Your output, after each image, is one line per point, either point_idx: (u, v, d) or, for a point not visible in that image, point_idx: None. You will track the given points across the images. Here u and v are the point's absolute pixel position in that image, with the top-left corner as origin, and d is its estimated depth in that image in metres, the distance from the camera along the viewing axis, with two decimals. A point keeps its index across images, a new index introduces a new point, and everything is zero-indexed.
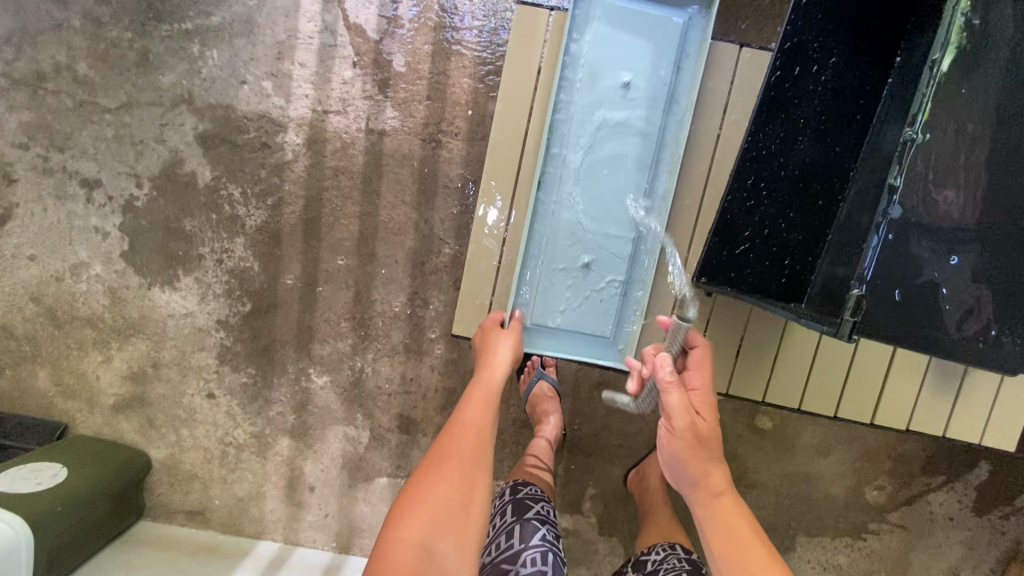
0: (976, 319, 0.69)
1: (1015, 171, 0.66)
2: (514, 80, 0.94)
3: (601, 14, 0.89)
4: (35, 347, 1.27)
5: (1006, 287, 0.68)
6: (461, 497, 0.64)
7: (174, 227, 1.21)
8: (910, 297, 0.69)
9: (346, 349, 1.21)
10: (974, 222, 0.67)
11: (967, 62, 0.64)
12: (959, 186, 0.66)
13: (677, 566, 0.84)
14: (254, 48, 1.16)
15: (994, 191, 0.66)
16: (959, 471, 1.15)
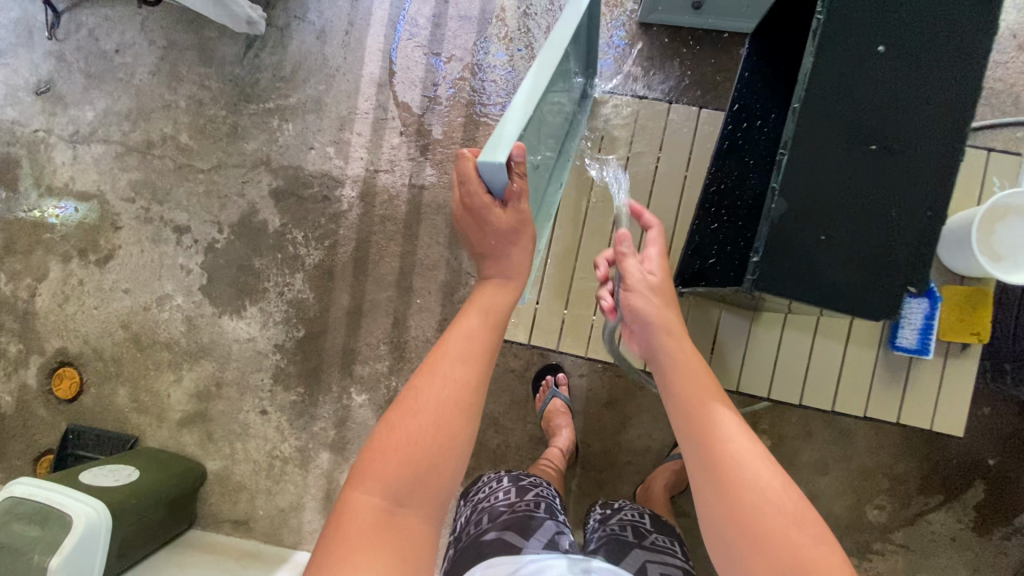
0: (883, 293, 0.64)
1: (896, 145, 0.64)
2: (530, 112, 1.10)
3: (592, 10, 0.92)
4: (119, 368, 1.47)
5: (893, 252, 0.63)
6: (446, 437, 0.65)
7: (246, 265, 1.44)
8: (806, 260, 0.63)
9: (383, 370, 1.38)
10: (859, 194, 0.64)
11: (831, 46, 0.64)
12: (840, 159, 0.64)
13: (640, 506, 0.96)
14: (321, 122, 1.44)
15: (874, 166, 0.64)
16: (956, 491, 1.20)
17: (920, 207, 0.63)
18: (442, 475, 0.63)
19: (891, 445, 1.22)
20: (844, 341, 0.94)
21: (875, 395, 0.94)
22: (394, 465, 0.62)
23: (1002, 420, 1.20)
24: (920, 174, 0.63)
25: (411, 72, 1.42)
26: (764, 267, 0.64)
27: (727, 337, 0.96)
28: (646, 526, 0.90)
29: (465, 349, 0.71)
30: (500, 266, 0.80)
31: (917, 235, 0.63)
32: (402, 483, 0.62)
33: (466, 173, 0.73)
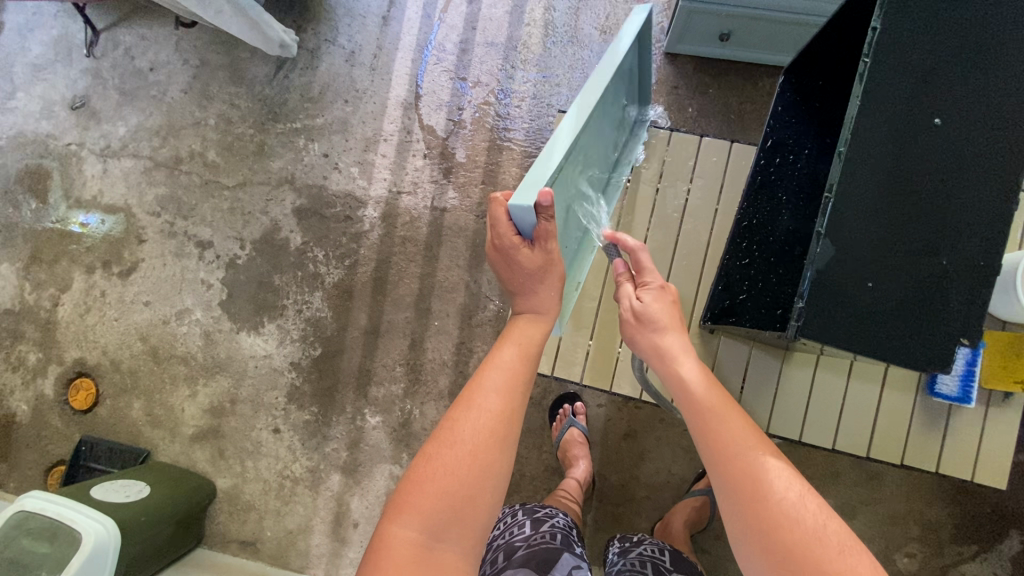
0: (930, 345, 0.62)
1: (947, 194, 0.63)
2: None
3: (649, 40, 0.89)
4: (135, 380, 1.48)
5: (942, 300, 0.62)
6: (479, 476, 0.62)
7: (266, 282, 1.44)
8: (849, 308, 0.63)
9: (398, 392, 1.36)
10: (906, 243, 0.63)
11: (878, 94, 0.64)
12: (887, 207, 0.63)
13: (658, 541, 0.94)
14: (347, 142, 1.45)
15: (923, 215, 0.63)
16: (992, 541, 1.15)
17: (969, 258, 0.62)
18: (478, 509, 0.61)
19: (922, 490, 1.17)
20: (877, 384, 0.92)
21: (912, 441, 0.91)
22: (429, 498, 0.60)
23: None
24: (972, 221, 0.62)
25: (437, 96, 1.43)
26: (809, 311, 0.63)
27: (757, 375, 0.94)
28: (665, 564, 0.87)
29: (502, 379, 0.70)
30: (533, 302, 0.80)
31: (966, 287, 0.62)
32: (438, 517, 0.60)
33: (497, 217, 0.74)
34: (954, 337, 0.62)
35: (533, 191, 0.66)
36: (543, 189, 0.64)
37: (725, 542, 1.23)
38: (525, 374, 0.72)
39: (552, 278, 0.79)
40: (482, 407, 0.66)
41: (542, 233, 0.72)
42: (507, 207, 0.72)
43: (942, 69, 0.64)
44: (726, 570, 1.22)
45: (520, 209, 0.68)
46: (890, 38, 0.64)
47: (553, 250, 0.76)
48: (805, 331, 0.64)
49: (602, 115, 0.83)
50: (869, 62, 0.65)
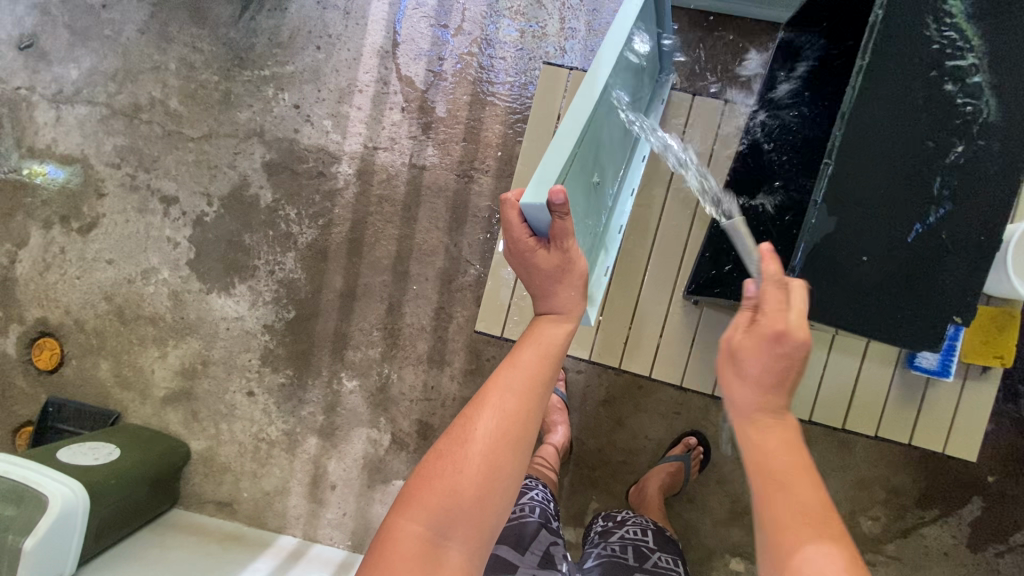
0: (924, 322, 0.61)
1: (953, 162, 0.60)
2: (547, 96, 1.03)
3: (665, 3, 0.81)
4: (101, 341, 1.43)
5: (937, 276, 0.60)
6: (489, 479, 0.61)
7: (235, 241, 1.38)
8: (844, 284, 0.61)
9: (375, 356, 1.33)
10: (907, 213, 0.60)
11: (889, 52, 0.60)
12: (891, 175, 0.60)
13: (643, 521, 0.96)
14: (320, 93, 1.36)
15: (924, 188, 0.60)
16: (953, 506, 1.19)
17: (972, 231, 0.60)
18: (485, 511, 0.60)
19: (891, 457, 1.20)
20: (859, 357, 0.91)
21: (887, 414, 0.91)
22: (435, 497, 0.59)
23: (1005, 436, 1.17)
24: (976, 194, 0.60)
25: (416, 44, 1.34)
26: (800, 286, 0.61)
27: None
28: (649, 546, 0.89)
29: (521, 385, 0.66)
30: (550, 304, 0.73)
31: (965, 260, 0.60)
32: (444, 513, 0.59)
33: (510, 219, 0.67)
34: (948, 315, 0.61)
35: (544, 189, 0.59)
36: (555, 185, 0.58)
37: (699, 506, 1.25)
38: (545, 375, 0.67)
39: (571, 276, 0.71)
40: (495, 412, 0.63)
41: (558, 232, 0.66)
42: (519, 210, 0.66)
43: (947, 31, 0.60)
44: (698, 533, 1.25)
45: (531, 205, 0.61)
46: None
47: (570, 248, 0.69)
48: None
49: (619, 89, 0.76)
50: (881, 13, 0.60)
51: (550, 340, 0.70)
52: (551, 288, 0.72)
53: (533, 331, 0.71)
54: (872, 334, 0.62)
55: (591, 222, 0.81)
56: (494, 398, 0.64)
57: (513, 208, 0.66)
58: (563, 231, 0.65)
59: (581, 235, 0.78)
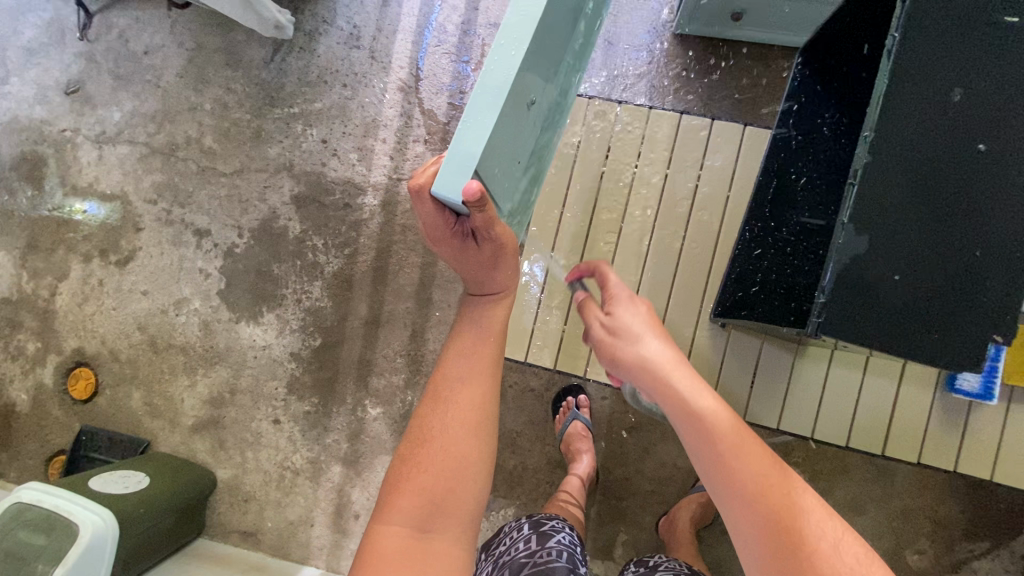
0: (962, 341, 0.60)
1: (985, 176, 0.59)
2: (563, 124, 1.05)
3: None
4: (134, 370, 1.46)
5: (975, 292, 0.59)
6: (453, 467, 0.64)
7: (264, 271, 1.42)
8: (875, 302, 0.61)
9: (399, 383, 1.34)
10: (938, 230, 0.60)
11: (910, 74, 0.61)
12: (918, 193, 0.60)
13: (675, 566, 0.94)
14: (346, 128, 1.42)
15: (954, 203, 0.60)
16: (1003, 538, 1.13)
17: (1009, 244, 0.58)
18: (458, 499, 0.64)
19: (935, 486, 1.14)
20: (896, 381, 0.89)
21: (928, 441, 0.88)
22: (409, 499, 0.63)
23: None
24: (1012, 209, 0.58)
25: (438, 79, 1.39)
26: (830, 306, 0.61)
27: (768, 370, 0.92)
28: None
29: (469, 372, 0.69)
30: (485, 287, 0.74)
31: (1002, 277, 0.59)
32: (421, 510, 0.63)
33: (423, 205, 0.62)
34: (988, 332, 0.60)
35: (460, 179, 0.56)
36: (469, 180, 0.55)
37: (731, 538, 1.21)
38: (483, 356, 0.71)
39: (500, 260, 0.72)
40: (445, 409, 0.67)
41: (479, 219, 0.63)
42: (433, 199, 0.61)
43: (973, 47, 0.60)
44: (731, 567, 1.20)
45: (449, 197, 0.57)
46: (919, 17, 0.61)
47: (499, 237, 0.68)
48: (828, 329, 0.62)
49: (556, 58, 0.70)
50: (897, 37, 0.61)
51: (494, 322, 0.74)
52: (481, 278, 0.73)
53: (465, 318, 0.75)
54: (910, 353, 0.60)
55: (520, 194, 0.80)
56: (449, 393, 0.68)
57: (426, 196, 0.61)
58: (484, 219, 0.63)
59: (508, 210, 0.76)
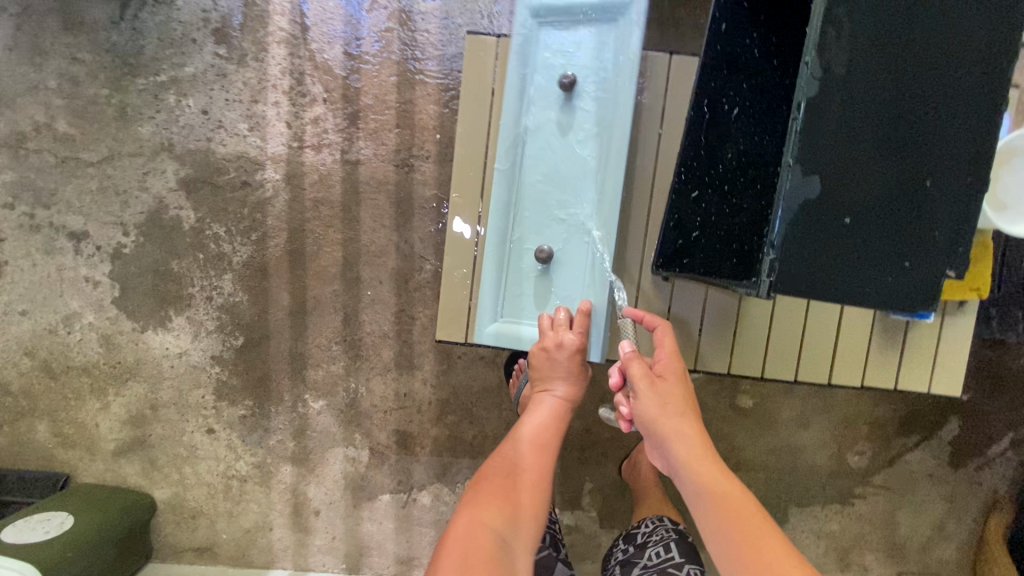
0: (913, 279, 0.68)
1: (925, 122, 0.66)
2: (475, 70, 0.84)
3: (552, 45, 0.81)
4: (31, 401, 1.29)
5: (928, 229, 0.67)
6: (523, 494, 0.78)
7: (163, 270, 1.25)
8: (829, 248, 0.68)
9: (338, 371, 1.25)
10: (885, 177, 0.67)
11: (864, 19, 0.65)
12: (871, 136, 0.66)
13: (665, 537, 1.00)
14: (228, 94, 1.22)
15: (904, 147, 0.66)
16: (931, 430, 1.22)
17: (957, 180, 0.66)
18: (523, 511, 0.77)
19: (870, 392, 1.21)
20: (838, 306, 0.88)
21: (871, 362, 0.89)
22: (488, 511, 0.75)
23: (974, 355, 1.20)
24: (949, 146, 0.66)
25: (329, 26, 1.21)
26: (782, 256, 0.68)
27: (714, 315, 0.88)
28: (674, 564, 0.94)
29: (529, 433, 0.82)
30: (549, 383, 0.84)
31: (947, 213, 0.67)
32: (503, 516, 0.75)
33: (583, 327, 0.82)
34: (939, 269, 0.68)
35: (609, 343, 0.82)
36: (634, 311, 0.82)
37: None
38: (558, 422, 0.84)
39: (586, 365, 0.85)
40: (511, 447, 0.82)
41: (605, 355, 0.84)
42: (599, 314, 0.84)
43: None
44: None
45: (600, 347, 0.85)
46: None
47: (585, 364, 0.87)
48: (778, 284, 0.69)
49: (563, 165, 0.83)
50: None
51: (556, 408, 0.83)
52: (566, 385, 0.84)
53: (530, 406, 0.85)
54: (871, 295, 0.68)
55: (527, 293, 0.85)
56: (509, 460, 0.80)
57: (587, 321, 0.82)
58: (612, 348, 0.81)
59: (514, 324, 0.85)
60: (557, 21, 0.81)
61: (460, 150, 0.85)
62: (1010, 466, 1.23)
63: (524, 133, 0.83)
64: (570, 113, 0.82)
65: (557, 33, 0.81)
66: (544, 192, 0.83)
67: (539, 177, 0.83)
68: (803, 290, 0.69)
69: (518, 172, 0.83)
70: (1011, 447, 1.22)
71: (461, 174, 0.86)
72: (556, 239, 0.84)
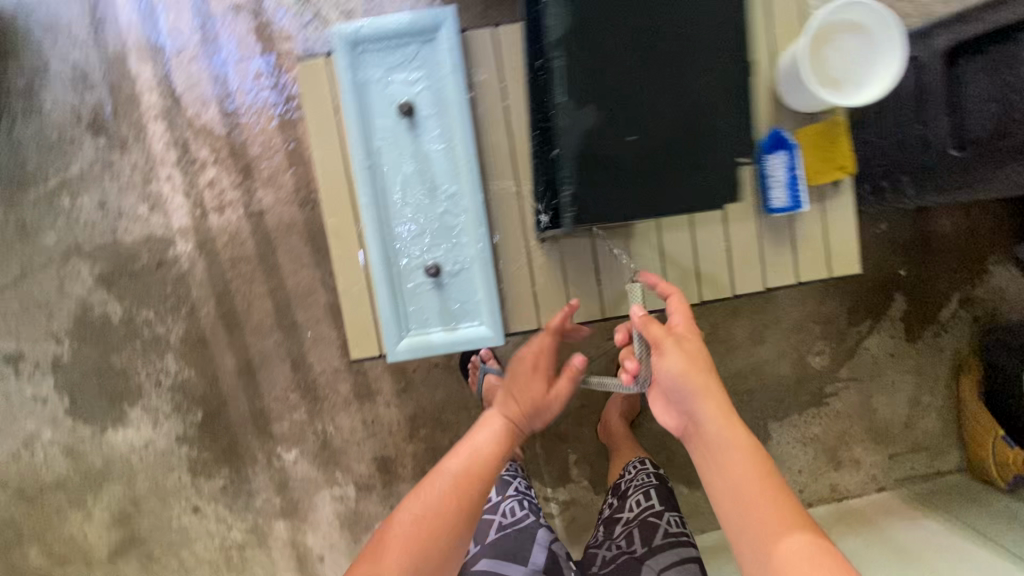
0: (713, 178, 0.66)
1: (682, 23, 0.63)
2: (313, 88, 0.77)
3: (373, 55, 0.75)
4: (16, 530, 1.29)
5: (710, 128, 0.65)
6: (472, 482, 0.73)
7: (106, 368, 1.25)
8: (617, 173, 0.65)
9: (302, 417, 1.25)
10: (658, 81, 0.64)
11: None
12: (631, 50, 0.63)
13: (643, 484, 1.03)
14: (119, 181, 1.23)
15: (666, 53, 0.64)
16: (880, 311, 1.24)
17: (732, 78, 0.65)
18: (473, 500, 0.72)
19: (812, 292, 1.23)
20: (762, 216, 0.78)
21: (811, 267, 0.79)
22: (431, 486, 0.73)
23: (901, 228, 1.22)
24: (721, 42, 0.64)
25: (198, 90, 1.22)
26: (576, 192, 0.65)
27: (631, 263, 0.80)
28: (655, 513, 0.98)
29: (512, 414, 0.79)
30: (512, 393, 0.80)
31: (728, 114, 0.65)
32: (449, 497, 0.72)
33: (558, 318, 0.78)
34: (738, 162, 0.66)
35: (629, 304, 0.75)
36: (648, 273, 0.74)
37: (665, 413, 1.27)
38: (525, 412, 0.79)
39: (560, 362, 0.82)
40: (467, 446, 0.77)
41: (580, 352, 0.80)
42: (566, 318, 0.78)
43: None
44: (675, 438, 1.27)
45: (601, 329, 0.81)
46: None
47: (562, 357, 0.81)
48: (582, 218, 0.66)
49: (425, 172, 0.76)
50: None
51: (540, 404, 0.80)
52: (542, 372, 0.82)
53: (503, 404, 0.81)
54: (662, 210, 0.66)
55: (426, 310, 0.78)
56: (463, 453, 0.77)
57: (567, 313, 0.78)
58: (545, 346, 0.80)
59: (422, 344, 0.77)
60: (372, 36, 0.74)
61: (321, 174, 0.78)
62: (966, 324, 1.24)
63: (375, 150, 0.76)
64: (415, 119, 0.75)
65: (373, 42, 0.74)
66: (413, 203, 0.76)
67: (402, 191, 0.76)
68: (601, 220, 0.66)
69: (381, 191, 0.76)
70: (963, 306, 1.24)
71: (329, 198, 0.79)
72: (439, 249, 0.77)
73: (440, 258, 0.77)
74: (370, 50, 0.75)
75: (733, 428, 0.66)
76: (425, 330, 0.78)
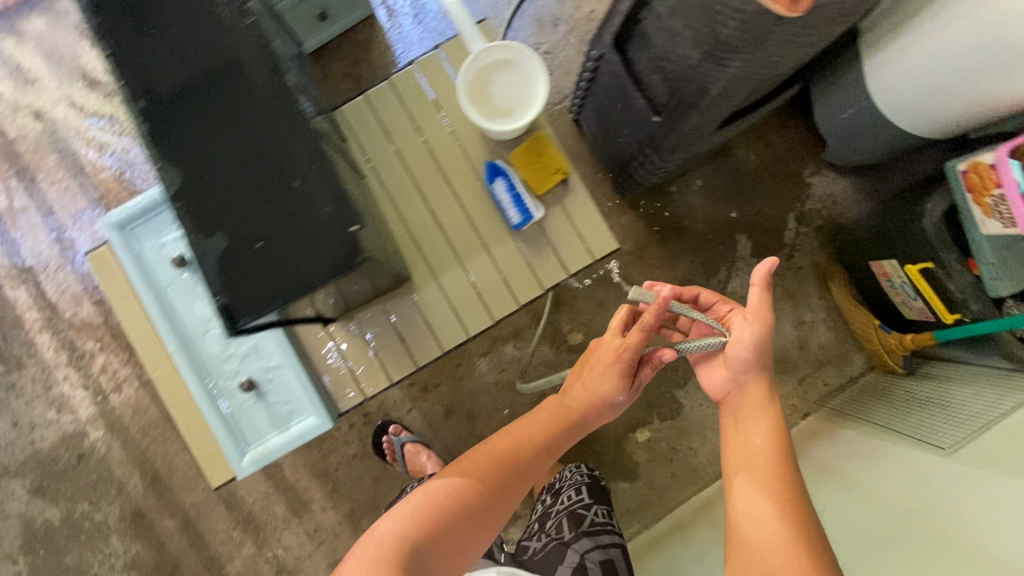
0: (324, 249, 0.55)
1: (242, 115, 0.56)
2: (104, 268, 0.87)
3: (144, 227, 0.86)
4: None
5: (304, 206, 0.56)
6: (530, 467, 0.77)
7: (61, 570, 1.31)
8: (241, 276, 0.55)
9: (251, 550, 1.30)
10: (250, 168, 0.56)
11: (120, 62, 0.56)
12: (204, 152, 0.56)
13: (575, 480, 1.13)
14: (24, 397, 1.33)
15: (237, 147, 0.56)
16: (731, 256, 1.30)
17: (303, 154, 0.56)
18: (519, 482, 0.75)
19: (662, 263, 1.30)
20: (515, 234, 0.87)
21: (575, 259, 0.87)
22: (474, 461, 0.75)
23: (714, 179, 1.31)
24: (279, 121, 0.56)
25: (70, 293, 1.35)
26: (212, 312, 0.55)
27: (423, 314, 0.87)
28: (583, 505, 1.08)
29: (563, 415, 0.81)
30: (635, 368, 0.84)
31: (320, 184, 0.56)
32: (494, 473, 0.74)
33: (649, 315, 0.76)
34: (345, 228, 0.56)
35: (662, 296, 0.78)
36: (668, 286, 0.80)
37: None
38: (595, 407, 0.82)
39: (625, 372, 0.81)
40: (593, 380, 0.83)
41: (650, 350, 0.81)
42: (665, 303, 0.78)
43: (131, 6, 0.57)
44: (597, 439, 1.31)
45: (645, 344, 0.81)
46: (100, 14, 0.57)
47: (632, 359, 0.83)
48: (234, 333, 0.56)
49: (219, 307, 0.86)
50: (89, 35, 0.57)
51: (594, 400, 0.81)
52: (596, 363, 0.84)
53: (569, 390, 0.84)
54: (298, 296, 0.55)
55: (259, 418, 0.86)
56: (511, 433, 0.79)
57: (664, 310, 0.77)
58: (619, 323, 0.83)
59: (262, 448, 0.85)
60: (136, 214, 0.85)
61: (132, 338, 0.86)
62: (813, 238, 1.30)
63: (170, 304, 0.86)
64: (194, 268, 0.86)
65: (138, 217, 0.85)
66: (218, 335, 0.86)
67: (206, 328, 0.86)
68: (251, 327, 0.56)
69: (187, 335, 0.86)
70: (801, 223, 1.30)
71: (145, 355, 0.86)
72: (252, 364, 0.86)
73: (255, 372, 0.86)
74: (140, 224, 0.85)
75: (758, 426, 0.74)
76: (264, 436, 0.86)
